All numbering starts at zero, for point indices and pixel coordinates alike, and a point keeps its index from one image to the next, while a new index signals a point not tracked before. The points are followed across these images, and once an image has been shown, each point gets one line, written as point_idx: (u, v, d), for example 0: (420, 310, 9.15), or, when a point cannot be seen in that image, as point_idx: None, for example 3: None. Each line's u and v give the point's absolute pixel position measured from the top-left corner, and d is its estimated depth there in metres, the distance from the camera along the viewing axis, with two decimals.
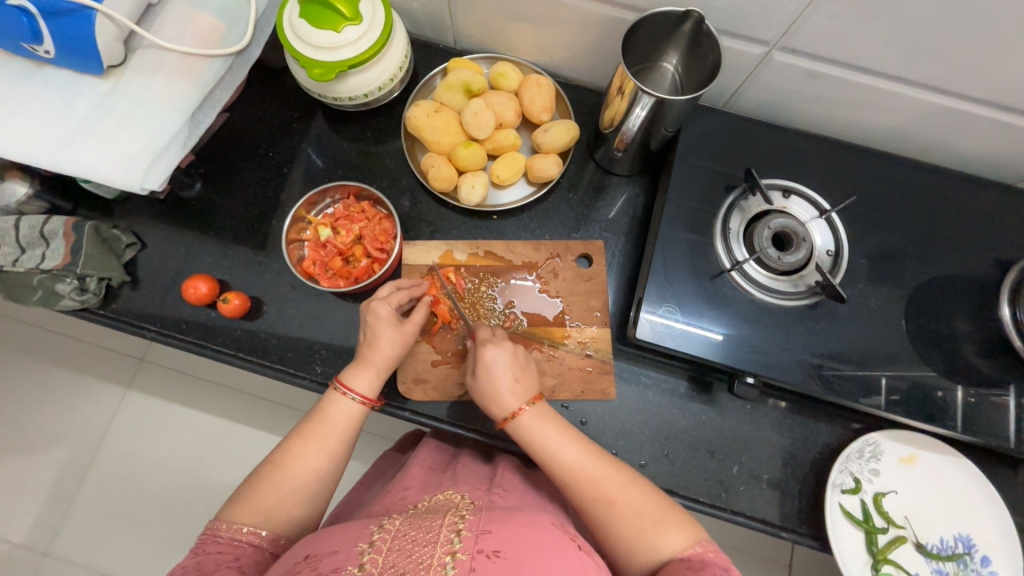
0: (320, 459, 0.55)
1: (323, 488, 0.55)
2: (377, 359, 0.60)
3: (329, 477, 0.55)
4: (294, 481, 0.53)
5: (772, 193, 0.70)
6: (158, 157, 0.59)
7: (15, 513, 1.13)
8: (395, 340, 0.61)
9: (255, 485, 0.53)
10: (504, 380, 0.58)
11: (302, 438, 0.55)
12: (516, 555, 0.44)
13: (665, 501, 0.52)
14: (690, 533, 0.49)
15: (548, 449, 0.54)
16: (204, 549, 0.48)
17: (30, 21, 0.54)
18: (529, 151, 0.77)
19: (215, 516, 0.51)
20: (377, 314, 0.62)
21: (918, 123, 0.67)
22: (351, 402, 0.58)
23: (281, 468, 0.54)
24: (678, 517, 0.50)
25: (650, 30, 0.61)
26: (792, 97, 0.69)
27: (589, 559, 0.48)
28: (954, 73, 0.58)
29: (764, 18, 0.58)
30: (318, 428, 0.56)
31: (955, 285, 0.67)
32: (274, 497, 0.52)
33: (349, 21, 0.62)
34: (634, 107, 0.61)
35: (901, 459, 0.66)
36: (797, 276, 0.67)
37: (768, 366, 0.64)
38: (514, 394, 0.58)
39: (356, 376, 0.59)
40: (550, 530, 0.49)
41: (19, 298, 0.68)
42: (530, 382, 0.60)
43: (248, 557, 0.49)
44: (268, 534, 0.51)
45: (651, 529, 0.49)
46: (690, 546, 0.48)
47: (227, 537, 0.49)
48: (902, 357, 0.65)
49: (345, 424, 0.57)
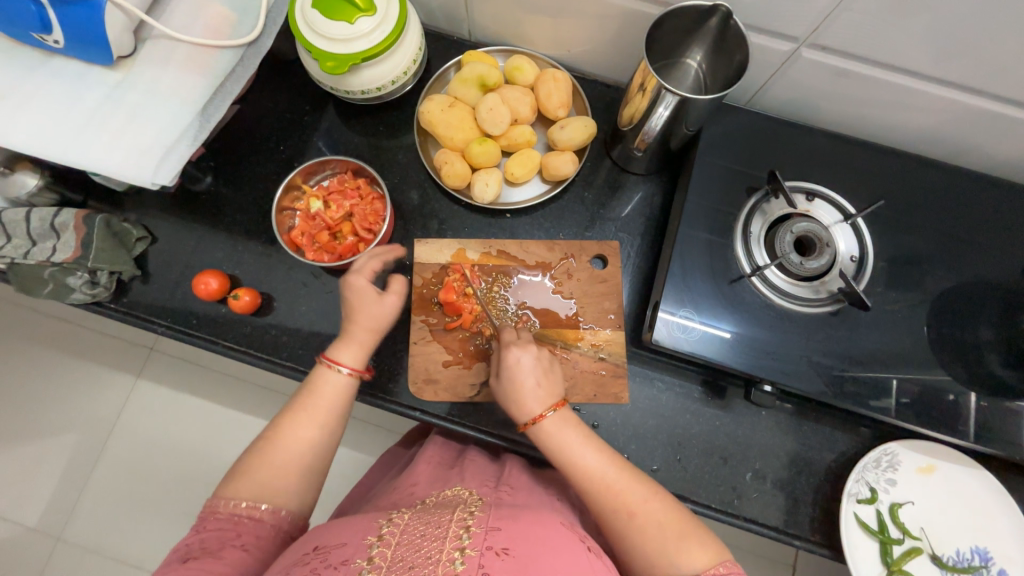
0: (311, 430, 0.55)
1: (318, 457, 0.55)
2: (357, 332, 0.61)
3: (323, 444, 0.55)
4: (287, 452, 0.53)
5: (795, 195, 0.68)
6: (169, 152, 0.58)
7: (28, 497, 1.15)
8: (378, 313, 0.62)
9: (250, 459, 0.52)
10: (531, 383, 0.58)
11: (292, 412, 0.55)
12: (524, 555, 0.43)
13: (686, 515, 0.50)
14: (714, 550, 0.47)
15: (568, 454, 0.54)
16: (205, 527, 0.48)
17: (39, 11, 0.53)
18: (543, 148, 0.76)
19: (214, 493, 0.51)
20: (354, 284, 0.62)
21: (950, 124, 0.65)
22: (341, 375, 0.58)
23: (272, 442, 0.53)
24: (699, 533, 0.49)
25: (674, 26, 0.59)
26: (817, 95, 0.67)
27: (598, 561, 0.48)
28: (992, 74, 0.56)
29: (794, 14, 0.55)
30: (308, 400, 0.56)
31: (981, 293, 0.65)
32: (270, 469, 0.52)
33: (362, 12, 0.61)
34: (656, 106, 0.60)
35: (919, 470, 0.65)
36: (818, 282, 0.65)
37: (786, 373, 0.63)
38: (539, 398, 0.57)
39: (343, 349, 0.60)
40: (561, 531, 0.49)
41: (31, 290, 0.68)
42: (553, 387, 0.60)
43: (251, 534, 0.48)
44: (268, 508, 0.50)
45: (672, 544, 0.48)
46: (713, 565, 0.46)
47: (227, 512, 0.49)
48: (924, 367, 0.63)
49: (337, 396, 0.57)
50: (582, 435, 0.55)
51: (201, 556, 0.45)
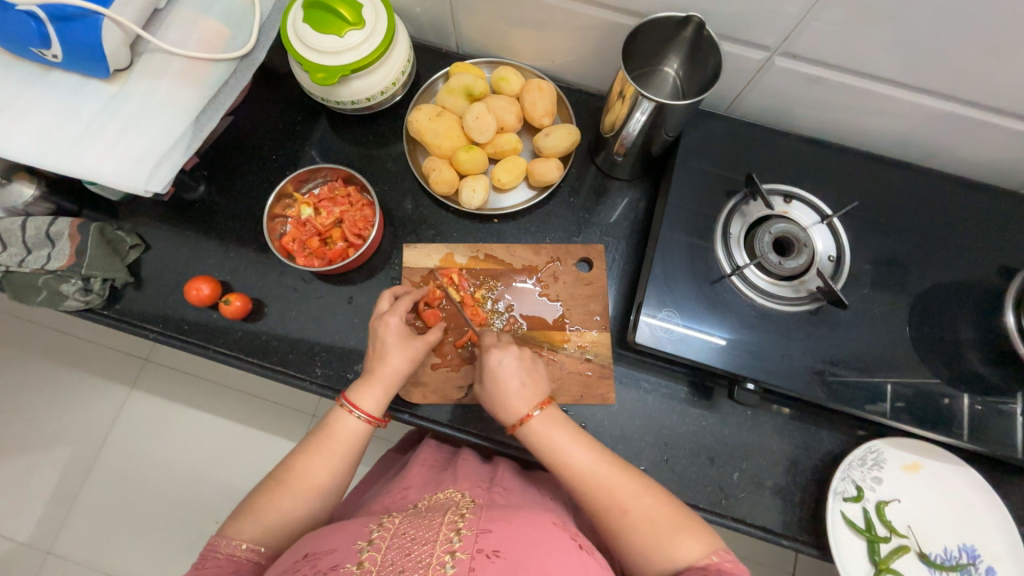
0: (321, 477, 0.55)
1: (324, 505, 0.55)
2: (386, 375, 0.60)
3: (330, 494, 0.55)
4: (295, 497, 0.53)
5: (773, 198, 0.69)
6: (162, 159, 0.60)
7: (19, 510, 1.14)
8: (406, 355, 0.61)
9: (256, 500, 0.53)
10: (513, 386, 0.58)
11: (305, 454, 0.56)
12: (515, 555, 0.44)
13: (682, 509, 0.52)
14: (706, 541, 0.49)
15: (563, 456, 0.54)
16: (203, 565, 0.49)
17: (39, 27, 0.55)
18: (530, 155, 0.77)
19: (217, 529, 0.52)
20: (387, 324, 0.62)
21: (922, 129, 0.67)
22: (357, 419, 0.58)
23: (283, 485, 0.54)
24: (694, 526, 0.50)
25: (651, 36, 0.62)
26: (792, 102, 0.69)
27: (591, 559, 0.48)
28: (958, 80, 0.58)
29: (766, 23, 0.58)
30: (324, 444, 0.57)
31: (958, 292, 0.67)
32: (274, 514, 0.52)
33: (351, 25, 0.63)
34: (634, 112, 0.62)
35: (904, 467, 0.66)
36: (798, 281, 0.66)
37: (769, 372, 0.63)
38: (522, 401, 0.57)
39: (365, 394, 0.59)
40: (552, 530, 0.49)
41: (25, 297, 0.69)
42: (539, 386, 0.59)
43: (246, 574, 0.49)
44: (266, 550, 0.51)
45: (666, 539, 0.49)
46: (707, 556, 0.48)
47: (226, 553, 0.50)
48: (906, 364, 0.64)
49: (350, 440, 0.58)
50: (572, 432, 0.56)
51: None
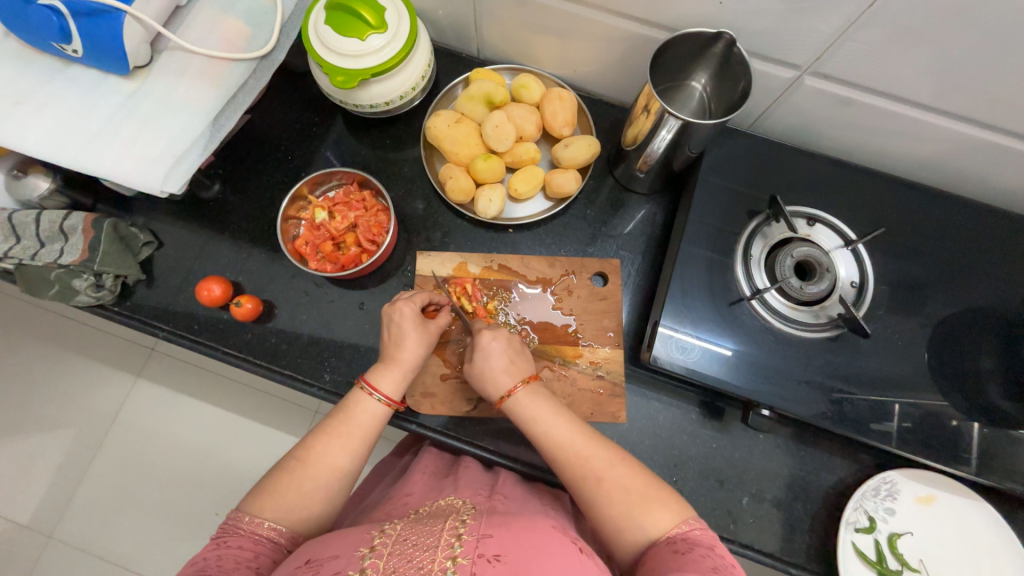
0: (342, 458, 0.55)
1: (343, 489, 0.55)
2: (405, 359, 0.60)
3: (349, 476, 0.55)
4: (316, 478, 0.53)
5: (796, 220, 0.68)
6: (180, 160, 0.59)
7: (22, 496, 1.14)
8: (420, 338, 0.61)
9: (277, 479, 0.53)
10: (500, 365, 0.59)
11: (325, 435, 0.55)
12: (516, 559, 0.43)
13: (653, 480, 0.51)
14: (677, 510, 0.48)
15: (543, 428, 0.54)
16: (226, 542, 0.48)
17: (60, 21, 0.54)
18: (547, 164, 0.76)
19: (237, 507, 0.52)
20: (403, 313, 0.62)
21: (952, 154, 0.65)
22: (378, 402, 0.58)
23: (303, 465, 0.53)
24: (663, 494, 0.49)
25: (679, 52, 0.61)
26: (819, 122, 0.68)
27: (590, 562, 0.47)
28: (994, 107, 0.56)
29: (798, 42, 0.56)
30: (343, 426, 0.56)
31: (981, 324, 0.65)
32: (294, 494, 0.52)
33: (374, 29, 0.62)
34: (659, 128, 0.60)
35: (918, 500, 0.64)
36: (818, 307, 0.65)
37: (784, 397, 0.62)
38: (510, 376, 0.58)
39: (383, 376, 0.60)
40: (552, 534, 0.48)
41: (37, 291, 0.68)
42: (524, 365, 0.60)
43: (266, 554, 0.49)
44: (287, 531, 0.51)
45: (636, 507, 0.48)
46: (676, 526, 0.47)
47: (249, 531, 0.49)
48: (925, 396, 0.63)
49: (369, 424, 0.57)
50: (551, 403, 0.56)
51: (217, 574, 0.44)
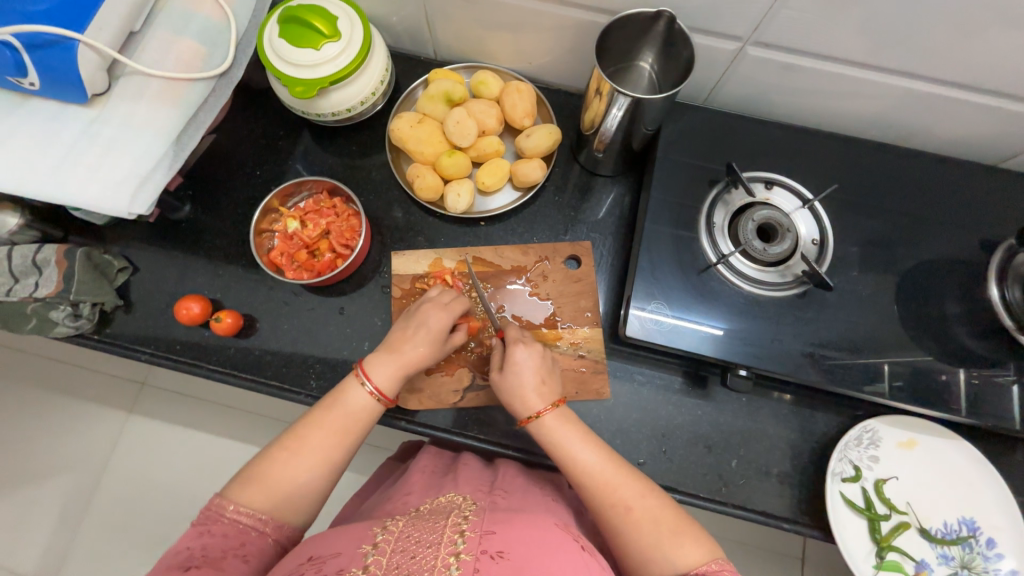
0: (333, 453, 0.55)
1: (332, 479, 0.55)
2: (407, 352, 0.61)
3: (340, 467, 0.56)
4: (302, 463, 0.53)
5: (754, 185, 0.70)
6: (145, 181, 0.60)
7: (21, 544, 1.12)
8: (433, 345, 0.62)
9: (263, 467, 0.53)
10: (534, 381, 0.60)
11: (318, 427, 0.55)
12: (521, 557, 0.44)
13: (681, 513, 0.52)
14: (708, 548, 0.49)
15: (570, 456, 0.55)
16: (210, 531, 0.49)
17: (14, 55, 0.55)
18: (512, 156, 0.78)
19: (219, 492, 0.51)
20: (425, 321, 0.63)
21: (895, 109, 0.68)
22: (368, 395, 0.58)
23: (294, 457, 0.53)
24: (694, 530, 0.50)
25: (624, 33, 0.62)
26: (769, 90, 0.70)
27: (593, 560, 0.48)
28: (928, 59, 0.59)
29: (734, 14, 0.58)
30: (336, 419, 0.56)
31: (941, 268, 0.67)
32: (283, 487, 0.52)
33: (327, 38, 0.63)
34: (611, 108, 0.62)
35: (900, 444, 0.66)
36: (784, 266, 0.67)
37: (761, 357, 0.64)
38: (543, 395, 0.59)
39: (378, 367, 0.59)
40: (554, 531, 0.49)
41: (15, 327, 0.68)
42: (553, 385, 0.61)
43: (253, 544, 0.50)
44: (271, 520, 0.51)
45: (666, 539, 0.49)
46: (706, 561, 0.48)
47: (232, 519, 0.49)
48: (895, 341, 0.65)
49: (362, 418, 0.57)
50: (580, 431, 0.58)
51: (204, 566, 0.46)
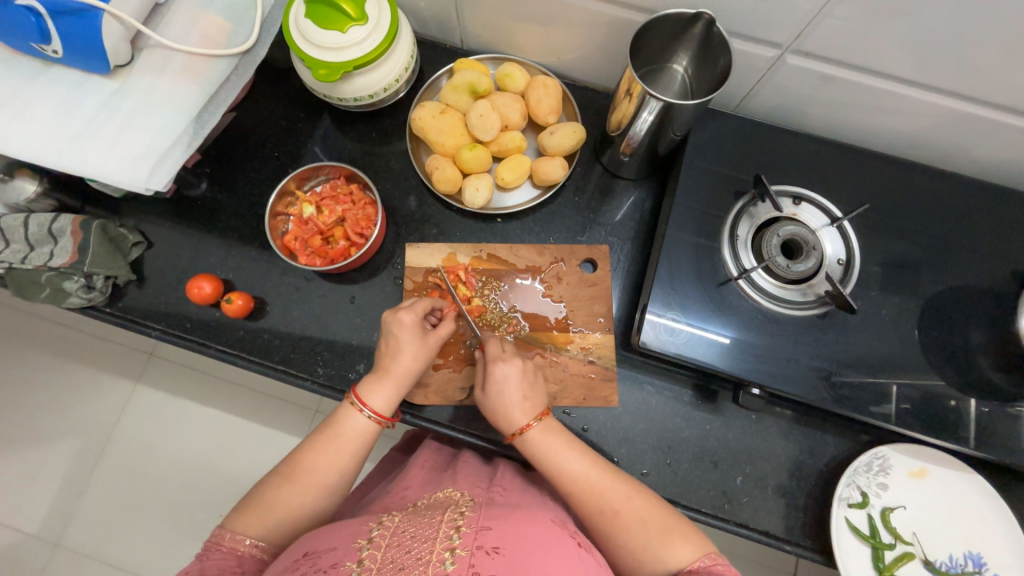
0: (328, 475, 0.55)
1: (330, 503, 0.56)
2: (397, 373, 0.60)
3: (336, 491, 0.56)
4: (302, 495, 0.54)
5: (781, 199, 0.68)
6: (163, 157, 0.59)
7: (27, 504, 1.15)
8: (419, 353, 0.61)
9: (261, 495, 0.53)
10: (515, 397, 0.59)
11: (314, 450, 0.56)
12: (516, 554, 0.43)
13: (670, 513, 0.52)
14: (697, 545, 0.49)
15: (555, 462, 0.55)
16: (208, 556, 0.48)
17: (38, 21, 0.54)
18: (534, 153, 0.76)
19: (219, 524, 0.51)
20: (402, 322, 0.61)
21: (935, 129, 0.65)
22: (366, 418, 0.58)
23: (290, 481, 0.54)
24: (683, 528, 0.50)
25: (660, 33, 0.60)
26: (804, 101, 0.68)
27: (590, 557, 0.48)
28: (977, 79, 0.56)
29: (777, 21, 0.56)
30: (332, 442, 0.57)
31: (970, 297, 0.65)
32: (280, 511, 0.52)
33: (355, 21, 0.62)
34: (641, 111, 0.60)
35: (911, 474, 0.65)
36: (806, 285, 0.65)
37: (775, 376, 0.62)
38: (523, 410, 0.58)
39: (374, 391, 0.59)
40: (551, 530, 0.49)
41: (27, 294, 0.69)
42: (538, 398, 0.60)
43: (251, 565, 0.49)
44: (269, 546, 0.51)
45: (656, 539, 0.49)
46: (698, 559, 0.48)
47: (230, 547, 0.49)
48: (915, 369, 0.63)
49: (357, 439, 0.58)
50: (563, 438, 0.57)
51: None
